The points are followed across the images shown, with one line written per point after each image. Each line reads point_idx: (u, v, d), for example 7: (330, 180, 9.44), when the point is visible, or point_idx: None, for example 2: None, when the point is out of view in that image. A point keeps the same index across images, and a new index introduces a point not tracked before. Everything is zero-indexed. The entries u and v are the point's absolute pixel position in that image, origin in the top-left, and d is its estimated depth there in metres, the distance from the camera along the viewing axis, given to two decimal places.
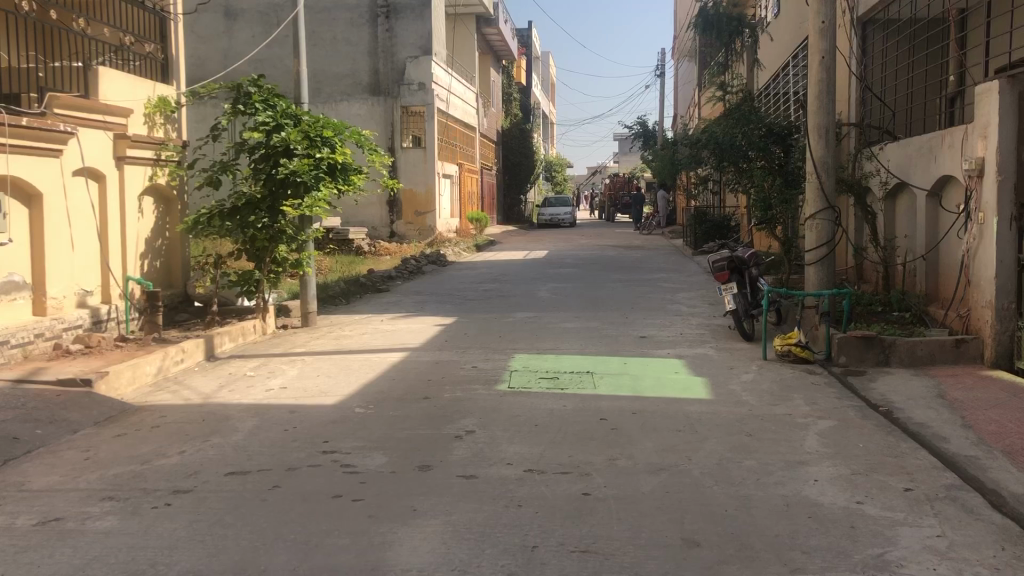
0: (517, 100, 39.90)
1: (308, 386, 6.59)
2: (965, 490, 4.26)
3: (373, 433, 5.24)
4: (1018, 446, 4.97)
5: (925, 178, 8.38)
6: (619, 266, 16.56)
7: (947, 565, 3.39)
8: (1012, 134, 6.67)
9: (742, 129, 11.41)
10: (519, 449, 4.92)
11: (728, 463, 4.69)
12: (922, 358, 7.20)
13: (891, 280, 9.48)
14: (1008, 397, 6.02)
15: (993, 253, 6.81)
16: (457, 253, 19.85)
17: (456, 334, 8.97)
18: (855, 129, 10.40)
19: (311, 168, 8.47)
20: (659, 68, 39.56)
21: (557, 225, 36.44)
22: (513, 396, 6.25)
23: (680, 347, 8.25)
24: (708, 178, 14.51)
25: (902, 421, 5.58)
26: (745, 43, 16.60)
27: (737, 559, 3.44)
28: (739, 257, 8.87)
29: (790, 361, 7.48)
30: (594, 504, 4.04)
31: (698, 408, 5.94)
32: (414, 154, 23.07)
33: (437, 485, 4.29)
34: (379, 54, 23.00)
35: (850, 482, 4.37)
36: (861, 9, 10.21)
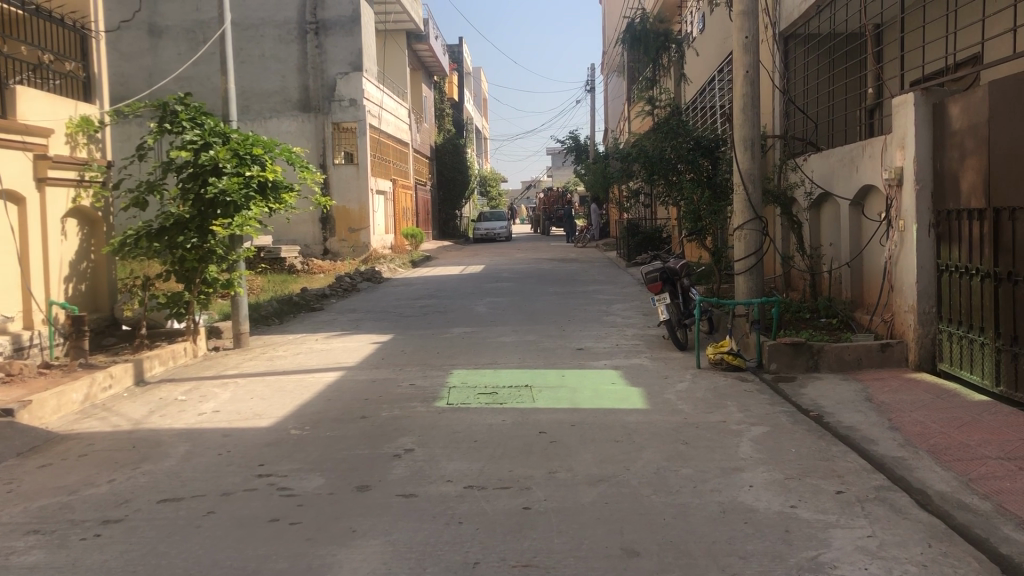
0: (448, 116, 40.01)
1: (242, 409, 6.47)
2: (893, 490, 4.39)
3: (310, 454, 5.17)
4: (942, 446, 5.14)
5: (847, 188, 8.64)
6: (555, 279, 16.65)
7: (878, 564, 3.48)
8: (928, 144, 6.94)
9: (671, 142, 11.61)
10: (459, 465, 4.91)
11: (664, 472, 4.75)
12: (849, 363, 7.36)
13: (817, 288, 9.75)
14: (933, 399, 6.21)
15: (913, 260, 7.06)
16: (392, 270, 19.75)
17: (393, 352, 8.90)
18: (780, 141, 10.70)
19: (242, 186, 8.33)
20: (587, 83, 40.19)
21: (492, 240, 36.58)
22: (452, 412, 6.24)
23: (616, 358, 8.34)
24: (639, 190, 14.73)
25: (832, 425, 5.72)
26: (672, 58, 16.96)
27: (676, 567, 3.48)
28: (672, 267, 8.96)
29: (722, 369, 7.60)
30: (535, 518, 4.05)
31: (635, 418, 6.01)
32: (346, 170, 22.92)
33: (376, 505, 4.25)
34: (308, 71, 22.74)
35: (783, 487, 4.46)
36: (783, 24, 10.54)
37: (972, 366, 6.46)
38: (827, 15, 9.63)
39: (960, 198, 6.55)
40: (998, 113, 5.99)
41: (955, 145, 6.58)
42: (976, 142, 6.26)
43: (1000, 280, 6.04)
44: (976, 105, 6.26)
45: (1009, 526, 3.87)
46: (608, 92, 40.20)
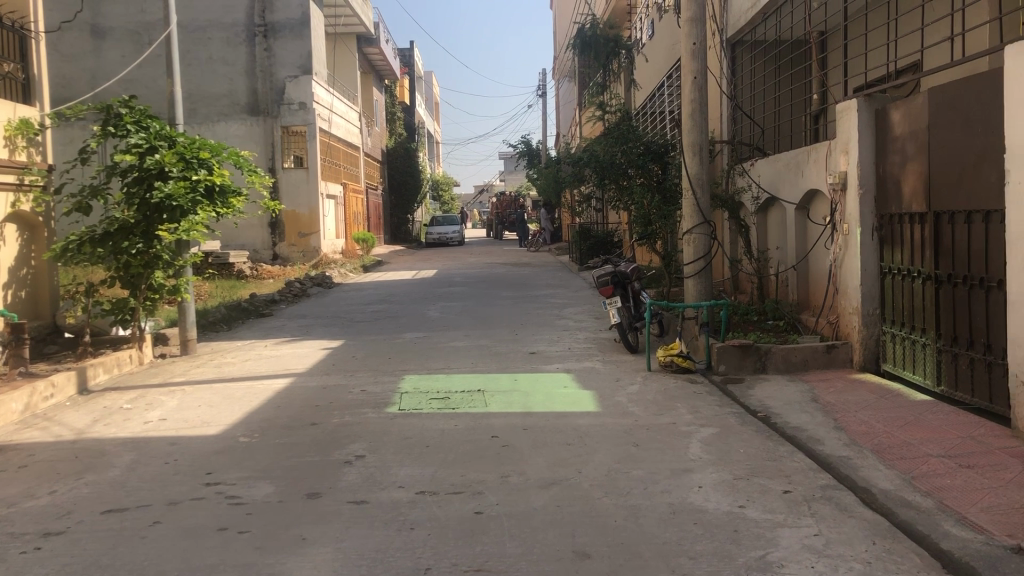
0: (399, 120, 39.85)
1: (189, 416, 6.36)
2: (838, 489, 4.48)
3: (259, 462, 5.10)
4: (886, 445, 5.25)
5: (793, 193, 8.80)
6: (508, 284, 16.66)
7: (825, 562, 3.54)
8: (870, 149, 7.10)
9: (621, 147, 11.68)
10: (410, 471, 4.89)
11: (615, 474, 4.78)
12: (796, 364, 7.47)
13: (765, 290, 9.91)
14: (877, 399, 6.35)
15: (857, 263, 7.21)
16: (343, 274, 19.59)
17: (344, 358, 8.83)
18: (727, 146, 10.87)
19: (188, 191, 8.21)
20: (539, 88, 40.36)
21: (444, 245, 36.51)
22: (403, 417, 6.21)
23: (568, 361, 8.38)
24: (591, 195, 14.82)
25: (779, 425, 5.81)
26: (622, 63, 17.10)
27: (627, 569, 3.50)
28: (622, 271, 9.08)
29: (672, 371, 7.68)
30: (487, 522, 4.05)
31: (587, 421, 6.04)
32: (295, 174, 22.69)
33: (326, 512, 4.21)
34: (256, 74, 22.49)
35: (732, 487, 4.52)
36: (731, 31, 10.73)
37: (915, 366, 6.63)
38: (772, 22, 9.82)
39: (902, 202, 6.70)
40: (936, 119, 6.15)
41: (896, 150, 6.74)
42: (917, 147, 6.41)
43: (940, 283, 6.20)
44: (916, 112, 6.42)
45: (950, 521, 3.97)
46: (559, 97, 40.41)
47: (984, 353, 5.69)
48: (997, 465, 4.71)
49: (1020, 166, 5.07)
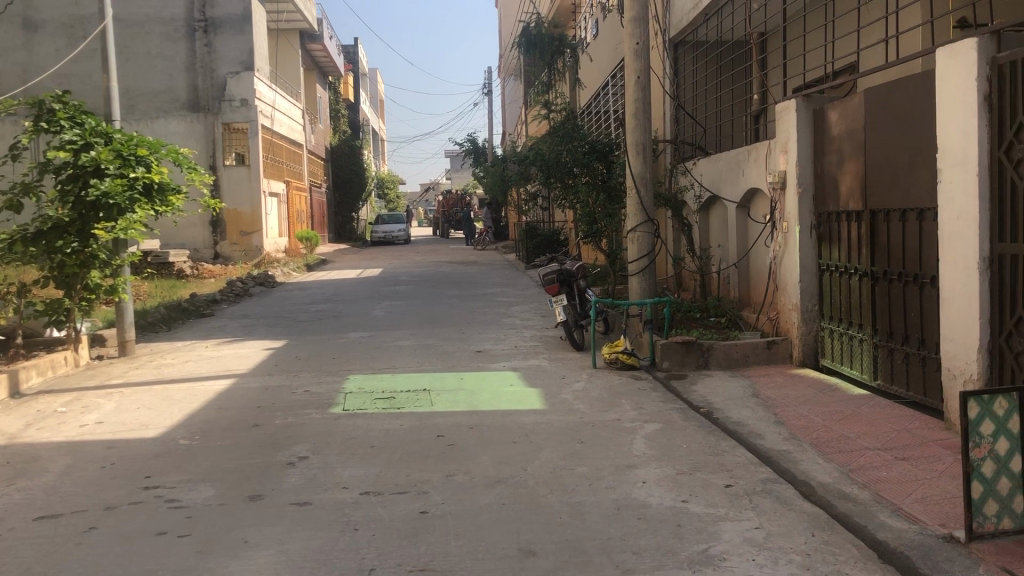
0: (343, 117, 39.51)
1: (127, 419, 6.22)
2: (778, 482, 4.56)
3: (199, 464, 5.01)
4: (824, 439, 5.36)
5: (733, 191, 8.94)
6: (454, 282, 16.64)
7: (765, 555, 3.61)
8: (808, 149, 7.25)
9: (566, 145, 11.65)
10: (355, 471, 4.85)
11: (561, 471, 4.80)
12: (738, 360, 7.58)
13: (707, 287, 10.07)
14: (816, 393, 6.48)
15: (797, 260, 7.35)
16: (286, 273, 19.36)
17: (288, 358, 8.73)
18: (670, 145, 11.00)
19: (125, 189, 8.02)
20: (485, 86, 40.35)
21: (390, 243, 36.30)
22: (348, 418, 6.16)
23: (514, 359, 8.39)
24: (537, 193, 14.85)
25: (721, 420, 5.89)
26: (566, 63, 17.13)
27: (572, 565, 3.52)
28: (568, 269, 9.11)
29: (616, 368, 7.73)
30: (432, 522, 4.03)
31: (532, 419, 6.06)
32: (237, 171, 22.33)
33: (269, 515, 4.15)
34: (196, 70, 22.09)
35: (675, 482, 4.58)
36: (673, 31, 10.88)
37: (852, 361, 6.77)
38: (713, 22, 9.96)
39: (839, 201, 6.85)
40: (872, 119, 6.29)
41: (834, 150, 6.89)
42: (853, 147, 6.56)
43: (876, 279, 6.35)
44: (853, 112, 6.56)
45: (886, 512, 4.07)
46: (505, 95, 40.44)
47: (918, 348, 5.84)
48: (931, 457, 4.83)
49: (951, 167, 5.21)
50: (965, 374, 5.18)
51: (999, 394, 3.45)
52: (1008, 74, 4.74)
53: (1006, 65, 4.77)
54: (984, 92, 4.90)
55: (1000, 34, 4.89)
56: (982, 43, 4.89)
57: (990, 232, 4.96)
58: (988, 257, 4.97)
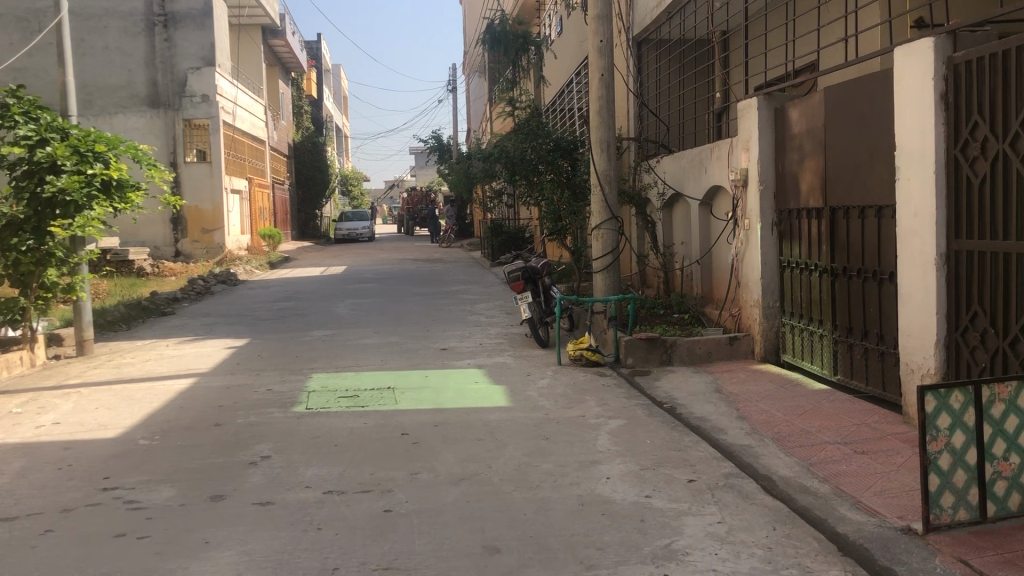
0: (307, 113, 39.20)
1: (85, 420, 6.12)
2: (741, 477, 4.60)
3: (160, 465, 4.95)
4: (785, 433, 5.42)
5: (696, 188, 9.02)
6: (418, 280, 16.59)
7: (727, 549, 3.64)
8: (769, 146, 7.32)
9: (531, 143, 11.73)
10: (318, 471, 4.81)
11: (525, 468, 4.81)
12: (701, 355, 7.64)
13: (671, 284, 10.14)
14: (777, 389, 6.55)
15: (758, 257, 7.42)
16: (248, 271, 19.17)
17: (250, 356, 8.64)
18: (634, 143, 11.05)
19: (82, 185, 7.86)
20: (449, 83, 40.25)
21: (354, 240, 36.11)
22: (311, 416, 6.11)
23: (479, 357, 8.38)
24: (502, 191, 14.83)
25: (685, 416, 5.94)
26: (531, 60, 17.01)
27: (536, 562, 3.52)
28: (533, 266, 9.11)
29: (581, 364, 7.75)
30: (396, 520, 4.02)
31: (497, 416, 6.06)
32: (198, 168, 22.03)
33: (230, 515, 4.11)
34: (156, 65, 21.81)
35: (638, 477, 4.60)
36: (637, 29, 10.93)
37: (812, 356, 6.86)
38: (676, 21, 10.01)
39: (799, 198, 6.93)
40: (831, 118, 6.37)
41: (794, 147, 6.96)
42: (813, 144, 6.64)
43: (836, 275, 6.43)
44: (813, 110, 6.64)
45: (845, 506, 4.13)
46: (470, 92, 40.37)
47: (877, 343, 5.92)
48: (889, 450, 4.91)
49: (909, 164, 5.29)
50: (922, 368, 5.27)
51: (955, 388, 3.51)
52: (964, 73, 4.82)
53: (962, 64, 4.85)
54: (941, 91, 4.99)
55: (955, 34, 4.97)
56: (939, 43, 4.97)
57: (946, 229, 5.04)
58: (944, 253, 5.06)
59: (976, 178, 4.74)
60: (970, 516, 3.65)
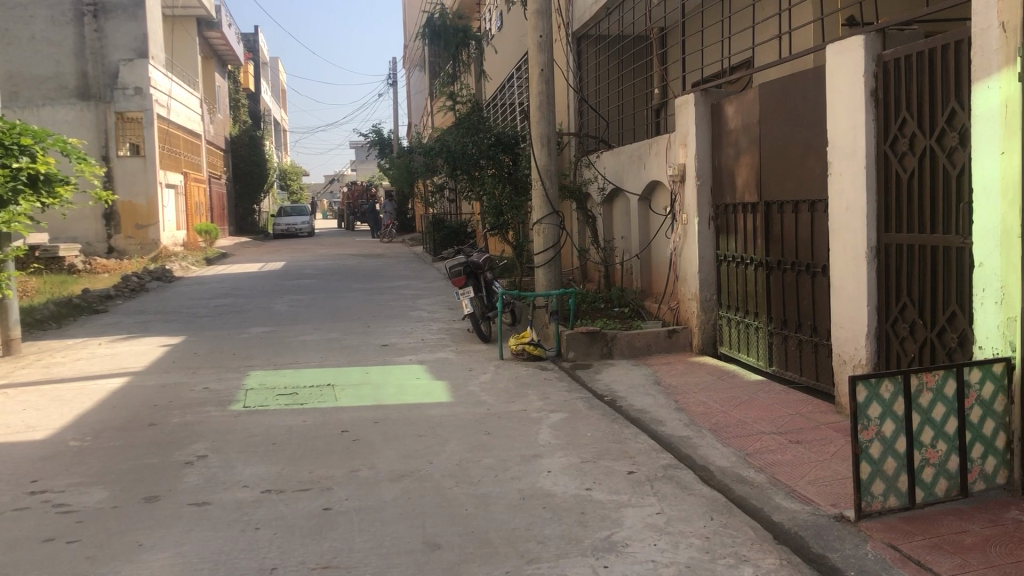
0: (244, 106, 38.56)
1: (11, 422, 5.93)
2: (679, 468, 4.67)
3: (91, 467, 4.82)
4: (722, 424, 5.51)
5: (635, 184, 9.11)
6: (359, 275, 16.45)
7: (666, 539, 3.69)
8: (706, 142, 7.43)
9: (471, 138, 11.68)
10: (256, 470, 4.74)
11: (466, 463, 4.81)
12: (640, 349, 7.72)
13: (610, 279, 10.24)
14: (715, 380, 6.66)
15: (696, 251, 7.52)
16: (185, 267, 18.78)
17: (186, 355, 8.47)
18: (574, 138, 11.12)
19: (7, 180, 7.61)
20: (390, 77, 39.97)
21: (293, 236, 35.67)
22: (249, 415, 6.02)
23: (421, 352, 8.35)
24: (443, 185, 14.77)
25: (625, 408, 5.99)
26: (472, 54, 16.89)
27: (478, 557, 3.52)
28: (474, 261, 9.08)
29: (523, 359, 7.76)
30: (336, 518, 3.98)
31: (438, 411, 6.05)
32: (131, 162, 21.57)
33: (165, 516, 4.03)
34: (86, 57, 21.23)
35: (579, 470, 4.64)
36: (576, 25, 10.96)
37: (748, 348, 6.99)
38: (615, 17, 10.07)
39: (735, 193, 7.04)
40: (766, 114, 6.49)
41: (730, 143, 7.07)
42: (749, 140, 6.76)
43: (771, 268, 6.55)
44: (748, 107, 6.75)
45: (780, 494, 4.21)
46: (411, 87, 40.12)
47: (810, 334, 6.05)
48: (823, 439, 5.03)
49: (841, 160, 5.41)
50: (855, 359, 5.40)
51: (885, 378, 3.60)
52: (893, 71, 4.95)
53: (891, 62, 4.98)
54: (871, 88, 5.11)
55: (885, 31, 5.10)
56: (869, 40, 5.09)
57: (876, 223, 5.17)
58: (875, 246, 5.19)
59: (905, 173, 4.87)
60: (900, 503, 3.74)
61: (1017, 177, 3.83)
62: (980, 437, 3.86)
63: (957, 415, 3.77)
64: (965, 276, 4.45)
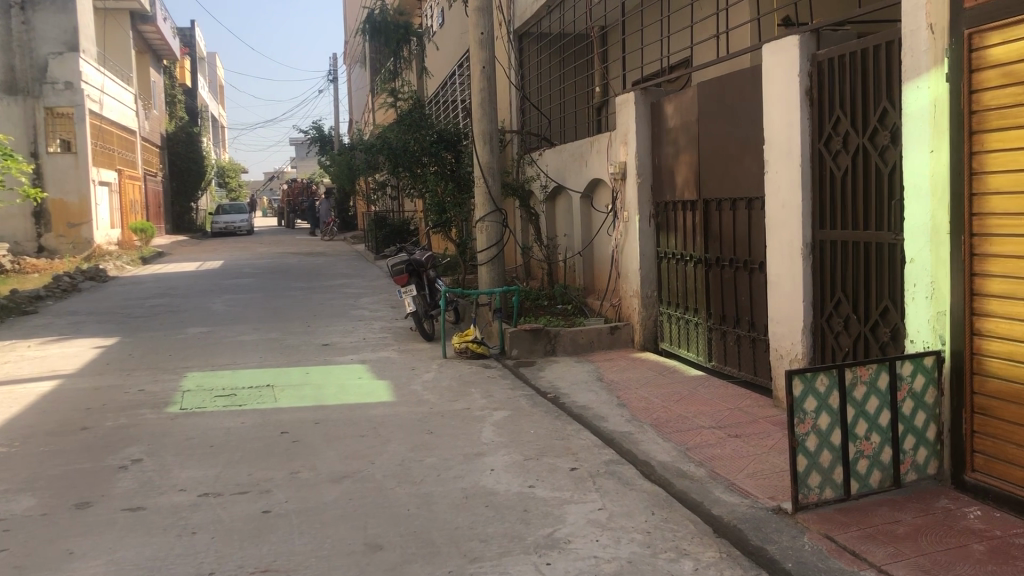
0: (180, 102, 37.81)
1: None
2: (621, 463, 4.70)
3: (19, 473, 4.67)
4: (663, 419, 5.56)
5: (576, 181, 9.16)
6: (300, 274, 16.26)
7: (608, 535, 3.71)
8: (646, 140, 7.50)
9: (413, 134, 11.54)
10: (192, 473, 4.65)
11: (409, 463, 4.77)
12: (583, 345, 7.76)
13: (553, 276, 10.28)
14: (656, 376, 6.73)
15: (637, 248, 7.59)
16: (119, 267, 18.34)
17: (120, 356, 8.26)
18: (517, 135, 11.14)
19: None
20: (330, 73, 39.57)
21: (232, 234, 35.11)
22: (186, 417, 5.90)
23: (363, 352, 8.28)
24: (386, 182, 14.69)
25: (568, 405, 6.02)
26: (414, 51, 16.81)
27: (420, 557, 3.50)
28: (417, 259, 9.02)
29: (466, 357, 7.74)
30: (276, 521, 3.92)
31: (381, 411, 6.00)
32: (62, 159, 20.99)
33: (98, 523, 3.92)
34: (13, 50, 20.61)
35: (522, 468, 4.64)
36: (517, 22, 11.00)
37: (688, 343, 7.07)
38: (556, 16, 10.13)
39: (675, 190, 7.11)
40: (704, 113, 6.57)
41: (670, 141, 7.15)
42: (687, 138, 6.83)
43: (709, 265, 6.64)
44: (687, 105, 6.83)
45: (720, 488, 4.27)
46: (352, 83, 39.75)
47: (748, 330, 6.15)
48: (761, 433, 5.11)
49: (776, 158, 5.50)
50: (791, 354, 5.50)
51: (821, 372, 3.67)
52: (828, 71, 5.04)
53: (825, 61, 5.08)
54: (806, 87, 5.20)
55: (818, 32, 5.20)
56: (803, 40, 5.18)
57: (811, 220, 5.27)
58: (810, 243, 5.29)
59: (839, 171, 4.97)
60: (835, 495, 3.82)
61: (945, 174, 3.93)
62: (913, 429, 3.96)
63: (889, 407, 3.87)
64: (897, 272, 4.56)
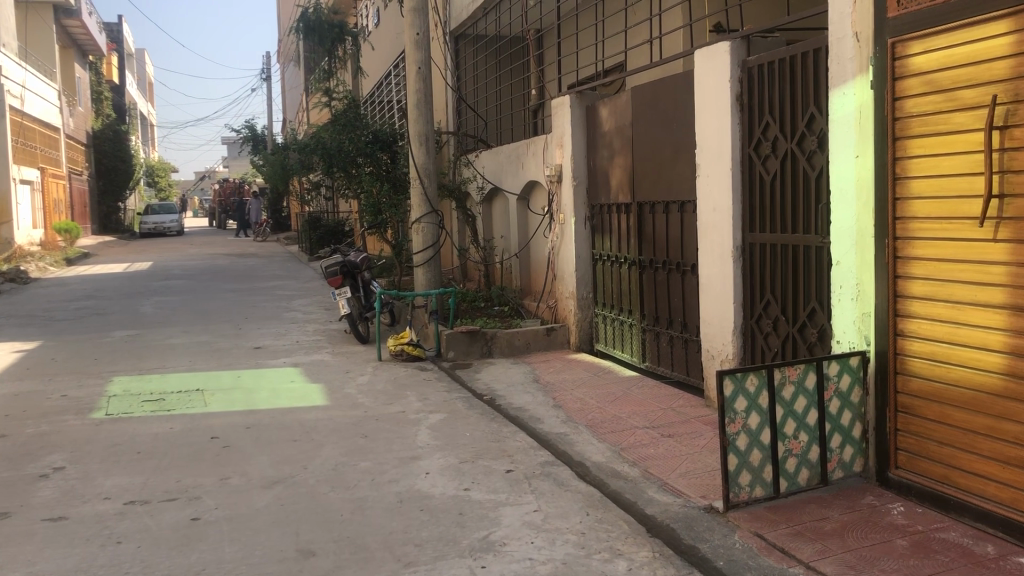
0: (107, 99, 36.84)
1: None
2: (556, 465, 4.72)
3: None
4: (598, 420, 5.60)
5: (513, 184, 9.18)
6: (233, 275, 15.97)
7: (543, 537, 3.71)
8: (581, 143, 7.55)
9: (348, 134, 11.42)
10: (118, 480, 4.52)
11: (342, 467, 4.72)
12: (519, 347, 7.77)
13: (490, 278, 10.31)
14: (591, 377, 6.78)
15: (572, 250, 7.64)
16: (42, 268, 17.76)
17: (43, 361, 8.00)
18: (454, 137, 11.14)
19: None
20: (263, 71, 38.96)
21: (161, 234, 34.30)
22: (112, 423, 5.73)
23: (296, 354, 8.16)
24: (321, 183, 14.52)
25: (503, 407, 6.01)
26: (349, 50, 16.65)
27: (353, 563, 3.46)
28: (352, 261, 8.93)
29: (402, 360, 7.66)
30: (205, 528, 3.84)
31: (314, 415, 5.91)
32: None
33: (16, 534, 3.78)
34: None
35: (457, 471, 4.62)
36: (453, 24, 11.00)
37: (622, 344, 7.14)
38: (492, 18, 10.17)
39: (609, 193, 7.17)
40: (638, 117, 6.63)
41: (604, 145, 7.21)
42: (621, 142, 6.90)
43: (643, 267, 6.71)
44: (621, 109, 6.89)
45: (653, 488, 4.31)
46: (285, 81, 39.19)
47: (680, 331, 6.23)
48: (693, 433, 5.18)
49: (708, 161, 5.58)
50: (722, 355, 5.59)
51: (750, 372, 3.73)
52: (757, 77, 5.13)
53: (755, 68, 5.17)
54: (737, 92, 5.29)
55: (749, 39, 5.29)
56: (734, 46, 5.27)
57: (741, 223, 5.36)
58: (740, 245, 5.38)
59: (768, 175, 5.07)
60: (764, 493, 3.89)
61: (870, 179, 4.04)
62: (840, 428, 4.05)
63: (817, 406, 3.95)
64: (824, 275, 4.66)
